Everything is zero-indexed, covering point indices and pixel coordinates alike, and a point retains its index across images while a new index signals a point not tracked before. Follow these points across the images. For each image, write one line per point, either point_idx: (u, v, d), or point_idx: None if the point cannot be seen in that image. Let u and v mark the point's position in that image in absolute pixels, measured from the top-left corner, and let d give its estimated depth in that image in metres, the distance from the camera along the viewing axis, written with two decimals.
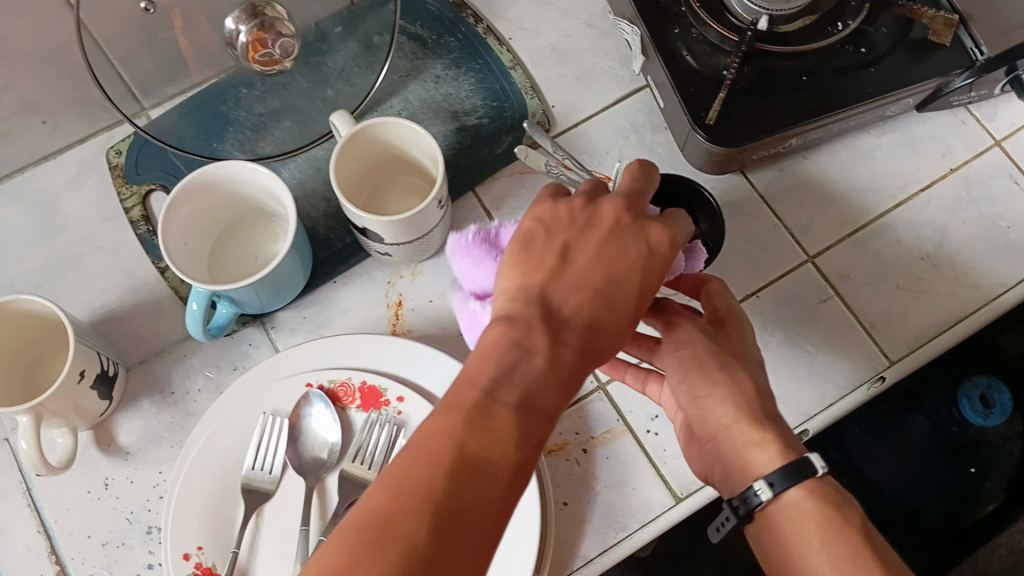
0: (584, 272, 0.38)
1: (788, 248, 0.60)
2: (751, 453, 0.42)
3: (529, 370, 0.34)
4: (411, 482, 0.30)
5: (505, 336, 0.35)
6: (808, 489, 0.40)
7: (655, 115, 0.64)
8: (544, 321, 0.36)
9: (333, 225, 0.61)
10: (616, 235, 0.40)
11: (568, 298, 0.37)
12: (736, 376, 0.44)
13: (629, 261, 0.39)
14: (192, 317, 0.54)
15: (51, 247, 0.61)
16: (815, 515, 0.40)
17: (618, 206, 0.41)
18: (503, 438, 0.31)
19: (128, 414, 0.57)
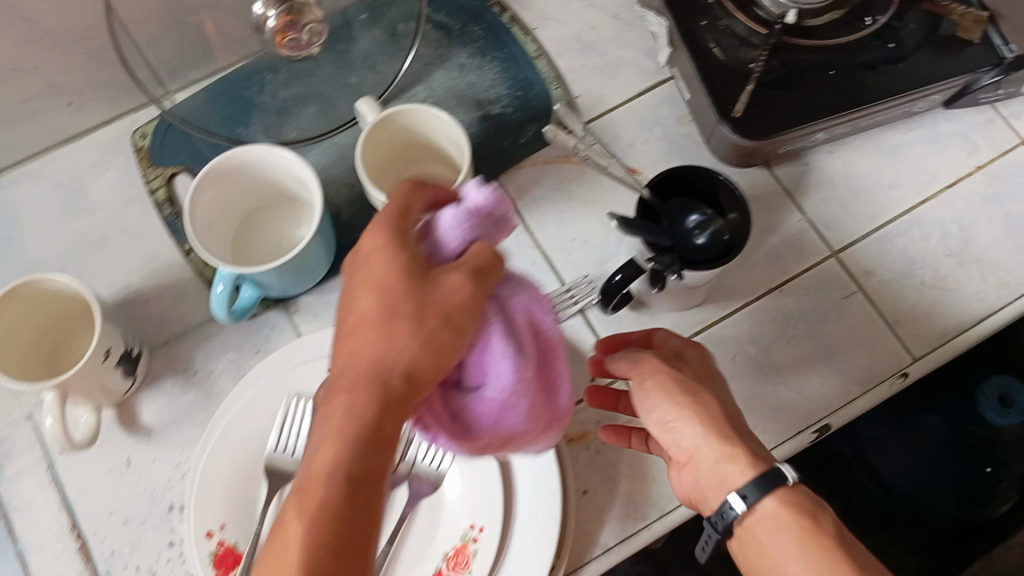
0: (373, 312, 0.36)
1: (813, 243, 0.60)
2: (728, 472, 0.41)
3: (331, 435, 0.34)
4: (277, 557, 0.32)
5: (323, 402, 0.35)
6: (781, 501, 0.40)
7: (679, 107, 0.63)
8: (351, 380, 0.35)
9: (356, 211, 0.62)
10: (369, 256, 0.37)
11: (351, 348, 0.36)
12: (699, 397, 0.43)
13: (393, 280, 0.36)
14: (218, 298, 0.54)
15: (76, 228, 0.61)
16: (792, 527, 0.40)
17: (372, 231, 0.38)
18: (315, 491, 0.33)
19: (151, 394, 0.57)
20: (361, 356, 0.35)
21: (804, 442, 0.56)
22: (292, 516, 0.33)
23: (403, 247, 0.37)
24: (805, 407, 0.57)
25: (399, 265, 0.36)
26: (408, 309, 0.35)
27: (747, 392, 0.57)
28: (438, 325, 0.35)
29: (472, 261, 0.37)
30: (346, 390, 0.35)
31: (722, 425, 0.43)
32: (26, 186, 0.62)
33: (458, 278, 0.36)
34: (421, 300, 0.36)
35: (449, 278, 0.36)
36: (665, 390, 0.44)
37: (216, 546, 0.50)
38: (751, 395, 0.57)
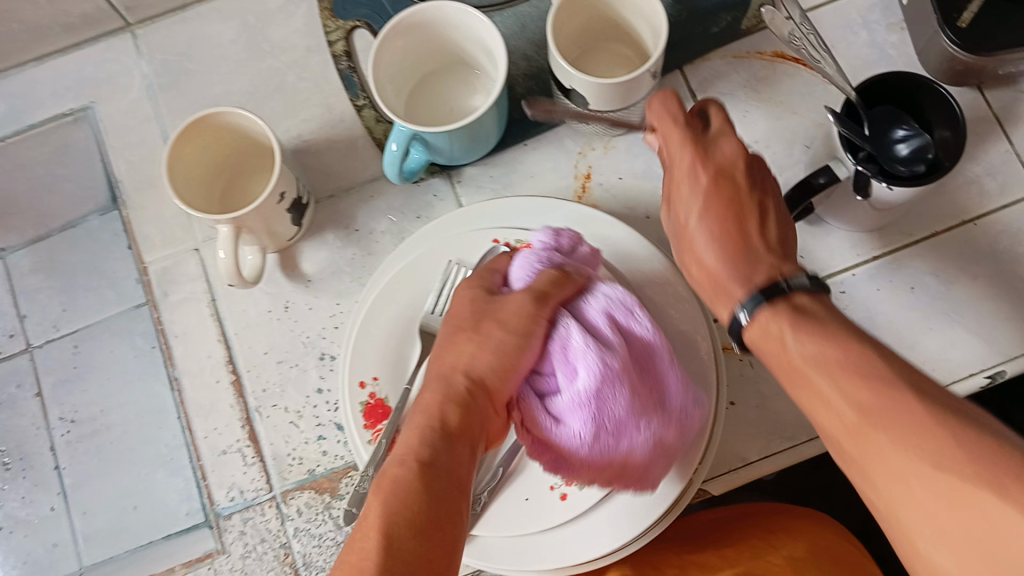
0: (465, 337, 0.46)
1: (1019, 177, 0.55)
2: (725, 276, 0.42)
3: (422, 421, 0.42)
4: (364, 530, 0.37)
5: (411, 427, 0.42)
6: (764, 309, 0.38)
7: (892, 12, 0.58)
8: (445, 386, 0.44)
9: (532, 86, 0.59)
10: (449, 341, 0.46)
11: (446, 372, 0.45)
12: (715, 234, 0.43)
13: (469, 313, 0.46)
14: (391, 158, 0.54)
15: (256, 72, 0.62)
16: (784, 328, 0.37)
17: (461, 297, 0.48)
18: (399, 468, 0.39)
19: (314, 244, 0.58)
20: (444, 379, 0.44)
21: (973, 385, 0.53)
22: (375, 491, 0.38)
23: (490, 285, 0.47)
24: (980, 349, 0.53)
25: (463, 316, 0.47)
26: (470, 323, 0.46)
27: (918, 323, 0.54)
28: (499, 332, 0.44)
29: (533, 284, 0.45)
30: (424, 407, 0.43)
31: (728, 233, 0.43)
32: (212, 24, 0.63)
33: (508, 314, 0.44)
34: (498, 323, 0.44)
35: (508, 306, 0.45)
36: (706, 204, 0.44)
37: (367, 397, 0.51)
38: (923, 329, 0.54)
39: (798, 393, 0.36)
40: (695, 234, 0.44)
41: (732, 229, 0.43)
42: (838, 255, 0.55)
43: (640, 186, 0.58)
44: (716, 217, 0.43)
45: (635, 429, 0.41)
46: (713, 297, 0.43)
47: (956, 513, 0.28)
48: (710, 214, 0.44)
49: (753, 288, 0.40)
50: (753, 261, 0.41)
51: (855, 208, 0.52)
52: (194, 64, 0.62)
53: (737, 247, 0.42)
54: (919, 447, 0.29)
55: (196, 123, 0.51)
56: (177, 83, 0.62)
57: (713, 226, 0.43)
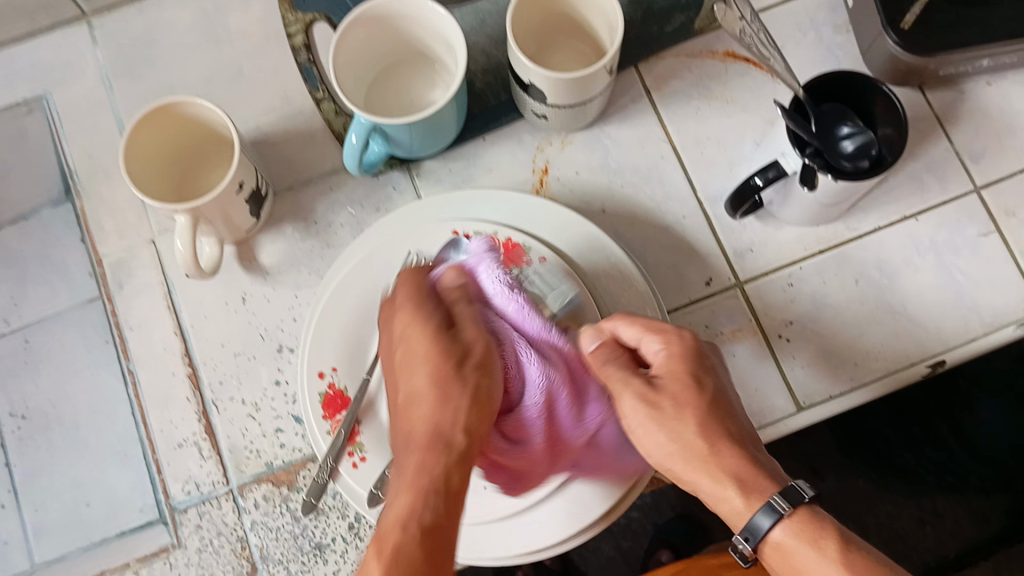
0: (431, 393, 0.43)
1: (957, 174, 0.58)
2: (721, 506, 0.40)
3: (424, 466, 0.39)
4: None
5: (416, 470, 0.39)
6: (772, 536, 0.38)
7: (839, 15, 0.60)
8: (417, 442, 0.41)
9: (491, 82, 0.60)
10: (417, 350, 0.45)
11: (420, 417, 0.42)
12: (716, 446, 0.41)
13: (421, 333, 0.45)
14: (351, 149, 0.54)
15: (216, 63, 0.62)
16: (804, 561, 0.37)
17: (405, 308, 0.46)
18: (406, 537, 0.36)
19: (272, 235, 0.58)
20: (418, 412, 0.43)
21: (916, 373, 0.55)
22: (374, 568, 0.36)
23: (404, 289, 0.46)
24: (922, 339, 0.55)
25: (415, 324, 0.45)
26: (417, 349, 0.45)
27: (863, 315, 0.56)
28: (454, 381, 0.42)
29: (426, 301, 0.45)
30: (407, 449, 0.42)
31: (707, 461, 0.40)
32: (169, 14, 0.62)
33: (432, 330, 0.44)
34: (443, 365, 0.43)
35: (462, 338, 0.44)
36: (657, 425, 0.42)
37: (326, 388, 0.51)
38: (868, 320, 0.56)
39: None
40: (657, 458, 0.42)
41: (703, 464, 0.41)
42: (788, 248, 0.57)
43: (596, 181, 0.59)
44: (678, 435, 0.41)
45: (579, 424, 0.45)
46: (710, 501, 0.41)
47: None
48: (671, 460, 0.41)
49: (753, 506, 0.39)
50: (742, 480, 0.40)
51: (800, 204, 0.54)
52: (151, 54, 0.62)
53: (711, 465, 0.40)
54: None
55: (155, 112, 0.51)
56: (134, 72, 0.62)
57: (683, 473, 0.42)
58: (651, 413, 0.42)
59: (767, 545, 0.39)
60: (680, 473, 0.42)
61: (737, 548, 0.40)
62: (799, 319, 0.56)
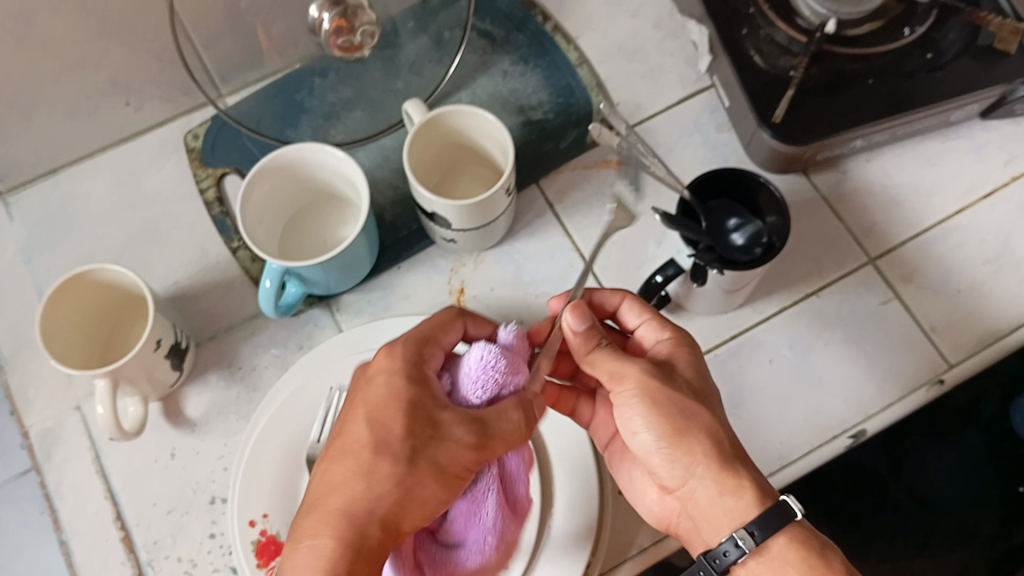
0: (373, 459, 0.41)
1: (851, 250, 0.61)
2: (731, 500, 0.42)
3: (325, 561, 0.39)
4: None
5: (339, 557, 0.39)
6: (763, 548, 0.41)
7: (719, 114, 0.64)
8: (348, 531, 0.39)
9: (400, 211, 0.63)
10: (386, 417, 0.42)
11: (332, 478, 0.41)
12: (732, 453, 0.44)
13: (396, 412, 0.42)
14: (265, 294, 0.55)
15: (131, 223, 0.63)
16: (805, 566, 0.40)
17: (388, 371, 0.44)
18: None
19: (197, 387, 0.59)
20: (340, 476, 0.41)
21: (840, 448, 0.56)
22: None
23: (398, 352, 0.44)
24: (841, 411, 0.57)
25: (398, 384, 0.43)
26: (403, 427, 0.42)
27: (782, 395, 0.57)
28: (429, 480, 0.41)
29: (416, 367, 0.44)
30: (303, 541, 0.40)
31: (724, 450, 0.44)
32: (85, 182, 0.64)
33: (401, 403, 0.42)
34: (429, 461, 0.41)
35: (445, 426, 0.42)
36: (666, 408, 0.44)
37: (258, 535, 0.51)
38: (788, 400, 0.57)
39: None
40: (645, 447, 0.45)
41: (726, 458, 0.43)
42: (701, 338, 0.59)
43: (510, 296, 0.60)
44: (704, 431, 0.44)
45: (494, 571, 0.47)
46: (721, 501, 0.42)
47: None
48: (669, 450, 0.44)
49: (768, 506, 0.41)
50: (756, 479, 0.43)
51: (704, 295, 0.56)
52: (69, 223, 0.63)
53: (730, 456, 0.43)
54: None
55: (66, 284, 0.52)
56: (52, 242, 0.63)
57: (674, 464, 0.44)
58: (659, 395, 0.44)
59: (753, 553, 0.41)
60: (668, 467, 0.45)
61: (718, 551, 0.41)
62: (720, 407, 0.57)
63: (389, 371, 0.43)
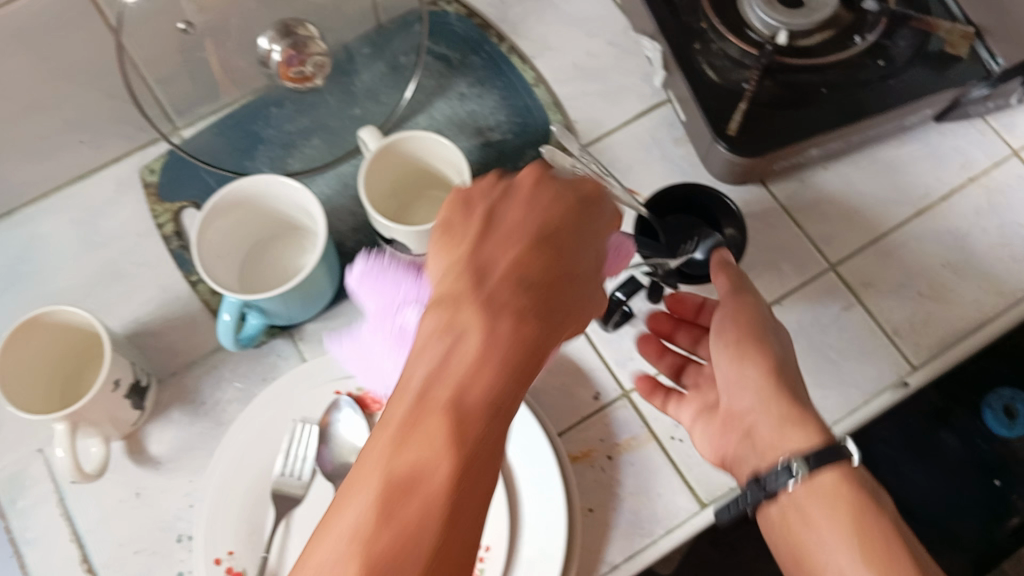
0: (503, 263, 0.38)
1: (812, 258, 0.61)
2: (787, 439, 0.47)
3: (462, 364, 0.34)
4: (355, 539, 0.31)
5: (451, 339, 0.35)
6: (813, 480, 0.45)
7: (677, 129, 0.65)
8: (456, 316, 0.35)
9: (361, 239, 0.62)
10: (510, 231, 0.40)
11: (449, 367, 0.34)
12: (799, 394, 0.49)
13: (512, 223, 0.40)
14: (224, 327, 0.55)
15: (89, 261, 0.63)
16: (846, 502, 0.44)
17: (512, 199, 0.42)
18: (432, 453, 0.32)
19: (160, 424, 0.58)
20: (457, 367, 0.34)
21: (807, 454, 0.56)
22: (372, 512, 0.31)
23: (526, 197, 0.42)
24: None
25: (518, 272, 0.38)
26: (541, 275, 0.38)
27: None
28: (563, 320, 0.37)
29: (548, 198, 0.42)
30: (410, 402, 0.33)
31: (784, 392, 0.48)
32: (41, 223, 0.64)
33: (536, 234, 0.40)
34: (553, 334, 0.37)
35: (586, 263, 0.40)
36: (750, 341, 0.51)
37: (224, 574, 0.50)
38: None
39: (817, 549, 0.44)
40: (718, 378, 0.53)
41: (796, 403, 0.48)
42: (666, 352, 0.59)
43: None
44: (784, 365, 0.50)
45: None
46: (771, 430, 0.48)
47: None
48: (731, 379, 0.51)
49: (831, 443, 0.45)
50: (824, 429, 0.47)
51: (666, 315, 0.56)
52: (25, 264, 0.63)
53: (801, 404, 0.48)
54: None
55: (25, 326, 0.52)
56: (8, 285, 0.62)
57: (750, 396, 0.50)
58: (744, 337, 0.51)
59: (802, 482, 0.45)
60: (732, 394, 0.51)
61: (776, 471, 0.46)
62: None
63: (484, 203, 0.42)
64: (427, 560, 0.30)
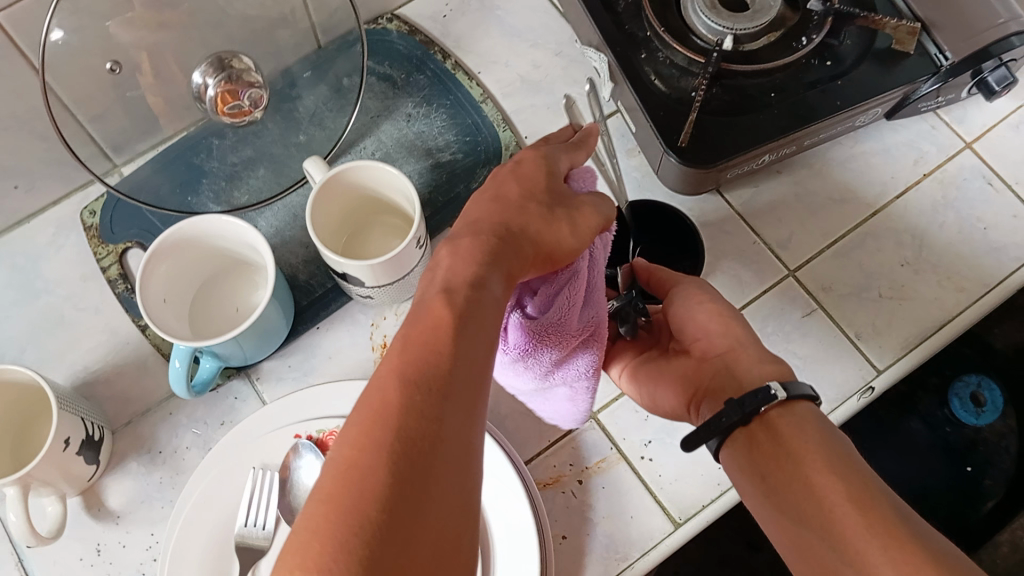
0: (509, 208, 0.43)
1: (771, 264, 0.61)
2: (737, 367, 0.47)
3: (464, 260, 0.38)
4: (404, 378, 0.31)
5: (481, 245, 0.39)
6: (787, 405, 0.44)
7: (628, 139, 0.65)
8: (475, 232, 0.40)
9: (313, 271, 0.62)
10: (524, 179, 0.45)
11: (449, 272, 0.37)
12: (746, 340, 0.48)
13: (540, 179, 0.45)
14: (176, 374, 0.53)
15: (32, 310, 0.61)
16: (811, 432, 0.42)
17: (531, 156, 0.47)
18: (449, 313, 0.34)
19: (117, 475, 0.56)
20: (461, 269, 0.37)
21: None
22: (399, 354, 0.33)
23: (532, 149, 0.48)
24: None
25: (517, 211, 0.42)
26: (541, 201, 0.44)
27: None
28: (539, 252, 0.42)
29: (529, 155, 0.47)
30: (441, 298, 0.35)
31: (734, 342, 0.48)
32: None
33: (532, 167, 0.46)
34: (540, 244, 0.42)
35: (564, 220, 0.43)
36: (706, 301, 0.51)
37: None
38: None
39: (786, 461, 0.41)
40: (690, 326, 0.51)
41: (750, 351, 0.47)
42: None
43: None
44: (745, 324, 0.50)
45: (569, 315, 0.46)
46: (723, 375, 0.47)
47: (879, 565, 0.36)
48: (705, 323, 0.50)
49: (806, 395, 0.43)
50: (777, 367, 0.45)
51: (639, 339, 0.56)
52: None
53: (754, 351, 0.47)
54: (869, 547, 0.37)
55: None
56: None
57: (723, 337, 0.49)
58: (705, 292, 0.52)
59: (777, 407, 0.43)
60: (707, 340, 0.50)
61: (755, 393, 0.43)
62: (656, 438, 0.57)
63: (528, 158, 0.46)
64: (470, 385, 0.32)
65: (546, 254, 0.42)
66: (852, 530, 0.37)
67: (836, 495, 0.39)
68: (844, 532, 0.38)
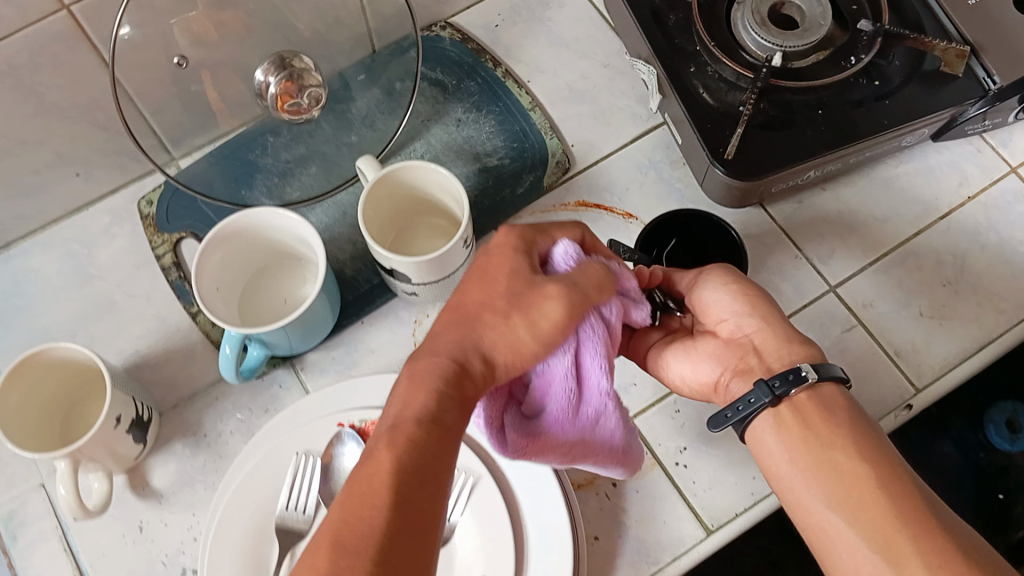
0: (476, 299, 0.41)
1: (811, 278, 0.61)
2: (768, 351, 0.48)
3: (416, 392, 0.37)
4: (350, 533, 0.33)
5: (439, 366, 0.38)
6: (816, 387, 0.44)
7: (672, 150, 0.66)
8: (434, 351, 0.39)
9: (360, 267, 0.63)
10: (491, 265, 0.42)
11: (402, 403, 0.37)
12: (776, 323, 0.49)
13: (511, 274, 0.41)
14: (226, 360, 0.54)
15: (87, 294, 0.63)
16: (838, 416, 0.43)
17: (506, 235, 0.44)
18: (392, 486, 0.34)
19: (162, 457, 0.58)
20: (415, 401, 0.36)
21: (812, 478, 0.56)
22: (345, 495, 0.34)
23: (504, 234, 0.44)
24: None
25: (486, 304, 0.40)
26: (501, 305, 0.40)
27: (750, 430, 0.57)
28: (509, 355, 0.40)
29: (507, 235, 0.44)
30: (388, 436, 0.35)
31: (762, 325, 0.49)
32: (38, 256, 0.65)
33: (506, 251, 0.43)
34: (494, 354, 0.39)
35: (545, 311, 0.40)
36: (730, 282, 0.51)
37: None
38: None
39: (815, 445, 0.42)
40: (716, 309, 0.51)
41: (777, 334, 0.48)
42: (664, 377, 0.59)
43: None
44: (771, 302, 0.50)
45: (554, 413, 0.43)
46: (753, 356, 0.48)
47: (911, 559, 0.37)
48: (731, 305, 0.50)
49: (832, 375, 0.44)
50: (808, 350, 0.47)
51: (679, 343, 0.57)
52: (24, 299, 0.63)
53: (783, 334, 0.48)
54: (903, 539, 0.38)
55: (24, 362, 0.52)
56: (6, 321, 0.62)
57: (749, 317, 0.50)
58: (732, 274, 0.51)
59: (805, 389, 0.44)
60: (734, 322, 0.50)
61: (786, 375, 0.44)
62: (692, 445, 0.57)
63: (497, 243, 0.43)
64: (412, 544, 0.33)
65: (502, 365, 0.40)
66: (884, 521, 0.39)
67: (867, 482, 0.40)
68: (876, 523, 0.39)
